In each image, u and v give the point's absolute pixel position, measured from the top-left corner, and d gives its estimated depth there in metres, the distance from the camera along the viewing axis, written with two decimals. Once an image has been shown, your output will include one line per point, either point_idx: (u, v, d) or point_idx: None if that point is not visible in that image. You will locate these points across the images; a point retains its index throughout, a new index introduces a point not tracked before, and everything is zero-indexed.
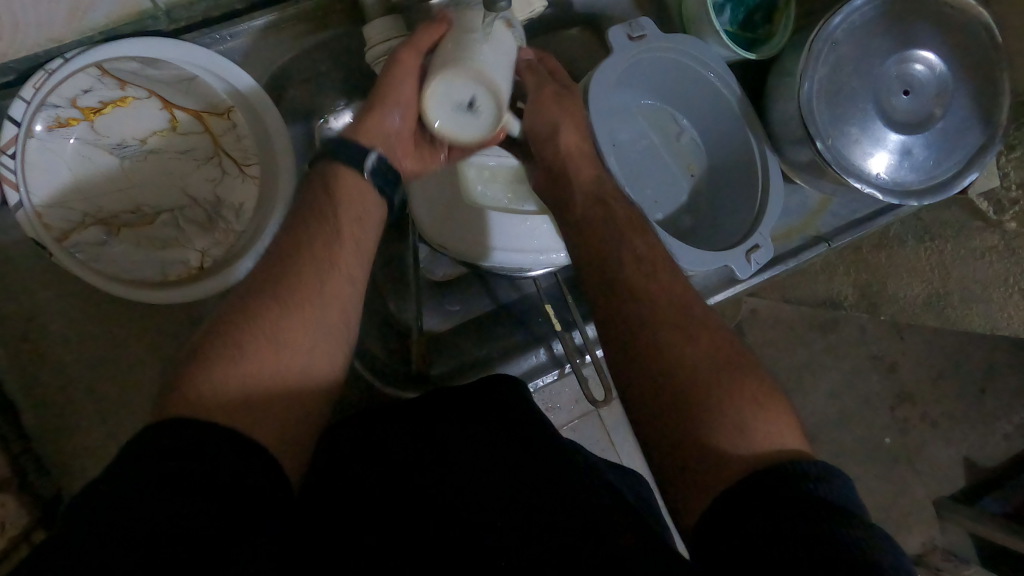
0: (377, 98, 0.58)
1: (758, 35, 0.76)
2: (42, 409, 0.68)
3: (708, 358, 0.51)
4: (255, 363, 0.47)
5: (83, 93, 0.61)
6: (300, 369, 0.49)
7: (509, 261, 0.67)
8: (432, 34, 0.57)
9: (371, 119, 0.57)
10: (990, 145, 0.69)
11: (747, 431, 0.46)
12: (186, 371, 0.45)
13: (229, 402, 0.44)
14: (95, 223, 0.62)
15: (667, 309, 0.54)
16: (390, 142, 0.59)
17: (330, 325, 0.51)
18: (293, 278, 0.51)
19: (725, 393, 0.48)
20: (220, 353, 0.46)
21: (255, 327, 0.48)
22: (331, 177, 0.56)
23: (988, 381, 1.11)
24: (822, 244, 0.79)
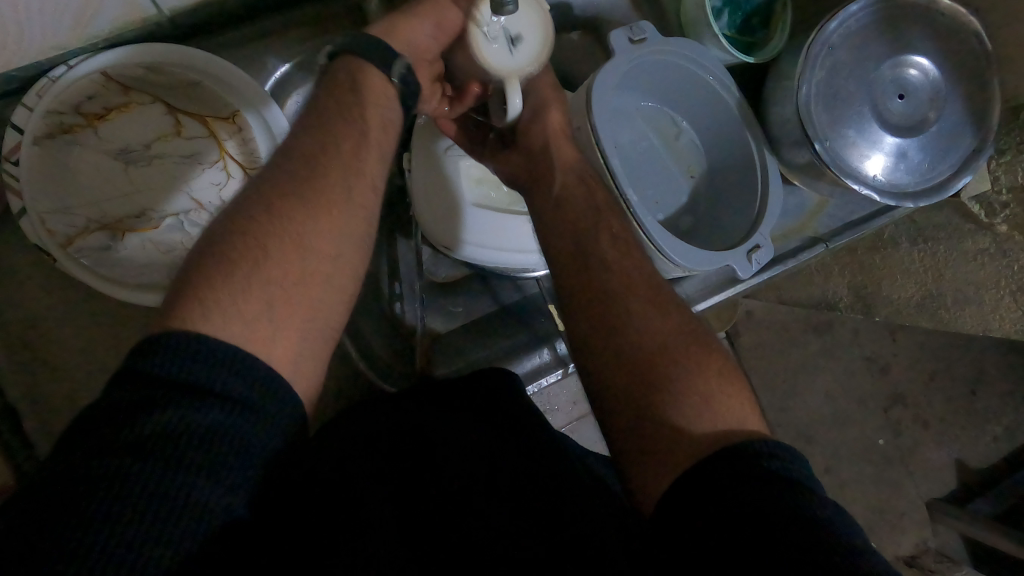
0: (417, 10, 0.58)
1: (756, 39, 0.78)
2: (48, 413, 0.68)
3: (671, 342, 0.51)
4: (280, 266, 0.45)
5: (88, 99, 0.61)
6: (325, 280, 0.47)
7: (478, 257, 0.69)
8: None
9: (404, 26, 0.57)
10: (982, 148, 0.71)
11: (716, 414, 0.46)
12: (206, 266, 0.43)
13: (251, 302, 0.42)
14: (98, 228, 0.62)
15: (642, 298, 0.54)
16: (414, 54, 0.58)
17: (355, 237, 0.50)
18: (318, 184, 0.48)
19: (715, 384, 0.49)
20: (243, 255, 0.44)
21: (277, 232, 0.46)
22: (359, 75, 0.54)
23: (979, 383, 1.13)
24: (820, 244, 0.81)
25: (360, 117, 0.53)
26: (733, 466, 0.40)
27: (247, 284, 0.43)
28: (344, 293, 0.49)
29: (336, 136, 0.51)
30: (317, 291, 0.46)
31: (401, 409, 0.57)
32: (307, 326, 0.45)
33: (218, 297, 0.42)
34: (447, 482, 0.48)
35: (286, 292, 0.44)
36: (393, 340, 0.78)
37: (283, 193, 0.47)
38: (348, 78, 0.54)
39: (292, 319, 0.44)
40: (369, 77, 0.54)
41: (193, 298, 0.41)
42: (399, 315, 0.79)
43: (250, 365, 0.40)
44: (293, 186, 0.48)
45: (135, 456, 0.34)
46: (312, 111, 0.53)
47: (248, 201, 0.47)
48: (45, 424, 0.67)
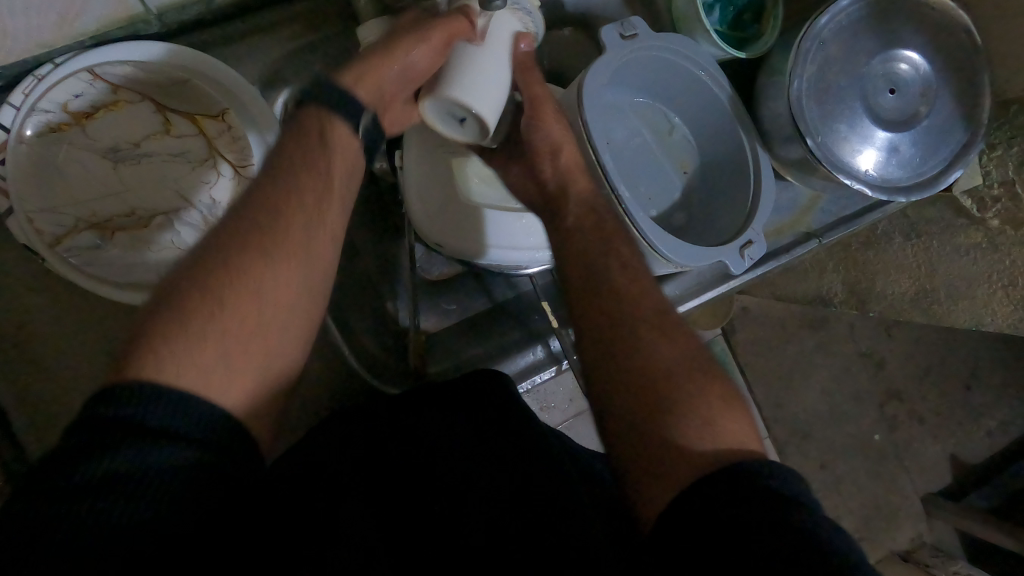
0: (383, 53, 0.55)
1: (747, 34, 0.78)
2: (36, 415, 0.66)
3: (673, 365, 0.50)
4: (234, 317, 0.44)
5: (75, 97, 0.61)
6: (280, 329, 0.47)
7: (504, 259, 0.67)
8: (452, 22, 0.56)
9: (373, 75, 0.55)
10: (973, 142, 0.71)
11: (715, 427, 0.47)
12: (161, 317, 0.43)
13: (204, 360, 0.42)
14: (88, 227, 0.62)
15: (636, 301, 0.55)
16: (382, 99, 0.56)
17: (313, 282, 0.49)
18: (276, 233, 0.48)
19: (716, 407, 0.48)
20: (195, 308, 0.44)
21: (234, 281, 0.45)
22: (327, 125, 0.52)
23: (974, 377, 1.13)
24: (813, 240, 0.81)
25: (325, 161, 0.51)
26: (733, 489, 0.40)
27: (199, 335, 0.43)
28: (299, 338, 0.48)
29: (295, 180, 0.50)
30: (272, 340, 0.46)
31: (375, 410, 0.58)
32: (260, 380, 0.45)
33: (167, 347, 0.42)
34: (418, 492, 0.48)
35: (239, 344, 0.44)
36: (387, 338, 0.77)
37: (239, 238, 0.47)
38: (313, 128, 0.52)
39: (245, 368, 0.44)
40: (336, 131, 0.53)
41: (147, 346, 0.42)
42: (392, 313, 0.78)
43: (197, 418, 0.40)
44: (248, 232, 0.47)
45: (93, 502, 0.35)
46: (276, 154, 0.52)
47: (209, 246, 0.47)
48: (33, 427, 0.66)
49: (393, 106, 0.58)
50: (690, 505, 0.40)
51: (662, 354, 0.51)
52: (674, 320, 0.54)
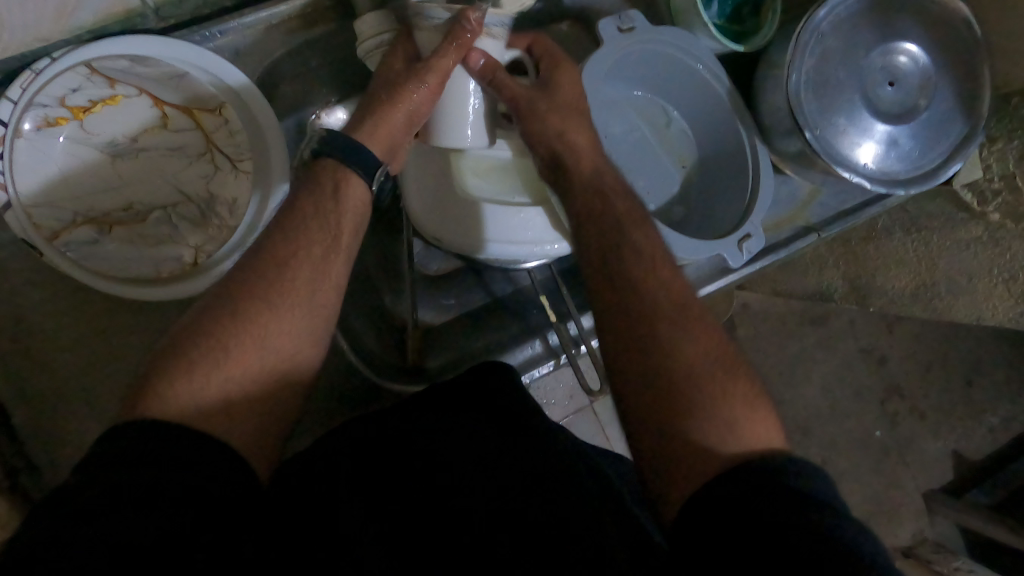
0: (389, 104, 0.59)
1: (746, 28, 0.77)
2: (36, 411, 0.66)
3: (701, 363, 0.51)
4: (242, 360, 0.48)
5: (72, 92, 0.60)
6: (281, 373, 0.50)
7: (503, 253, 0.67)
8: (449, 56, 0.58)
9: (384, 130, 0.60)
10: (973, 135, 0.70)
11: (733, 427, 0.47)
12: (175, 360, 0.47)
13: (213, 401, 0.46)
14: (86, 222, 0.61)
15: (643, 294, 0.55)
16: (394, 151, 0.61)
17: (315, 330, 0.52)
18: (285, 282, 0.51)
19: (739, 408, 0.48)
20: (205, 351, 0.47)
21: (243, 327, 0.49)
22: (342, 177, 0.57)
23: (975, 373, 1.13)
24: (812, 234, 0.80)
25: (336, 216, 0.55)
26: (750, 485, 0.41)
27: (207, 379, 0.46)
28: (298, 383, 0.51)
29: (300, 232, 0.54)
30: (271, 381, 0.49)
31: (361, 420, 0.55)
32: (265, 424, 0.48)
33: (180, 384, 0.45)
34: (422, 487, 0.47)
35: (242, 388, 0.47)
36: (386, 334, 0.77)
37: (246, 285, 0.50)
38: (331, 180, 0.56)
39: (250, 408, 0.47)
40: (352, 184, 0.57)
41: (161, 388, 0.45)
42: (390, 309, 0.78)
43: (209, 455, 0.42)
44: (255, 283, 0.51)
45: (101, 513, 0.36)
46: (289, 207, 0.56)
47: (223, 294, 0.51)
48: (33, 423, 0.66)
49: (399, 151, 0.62)
50: (710, 503, 0.42)
51: (695, 353, 0.51)
52: (702, 314, 0.54)
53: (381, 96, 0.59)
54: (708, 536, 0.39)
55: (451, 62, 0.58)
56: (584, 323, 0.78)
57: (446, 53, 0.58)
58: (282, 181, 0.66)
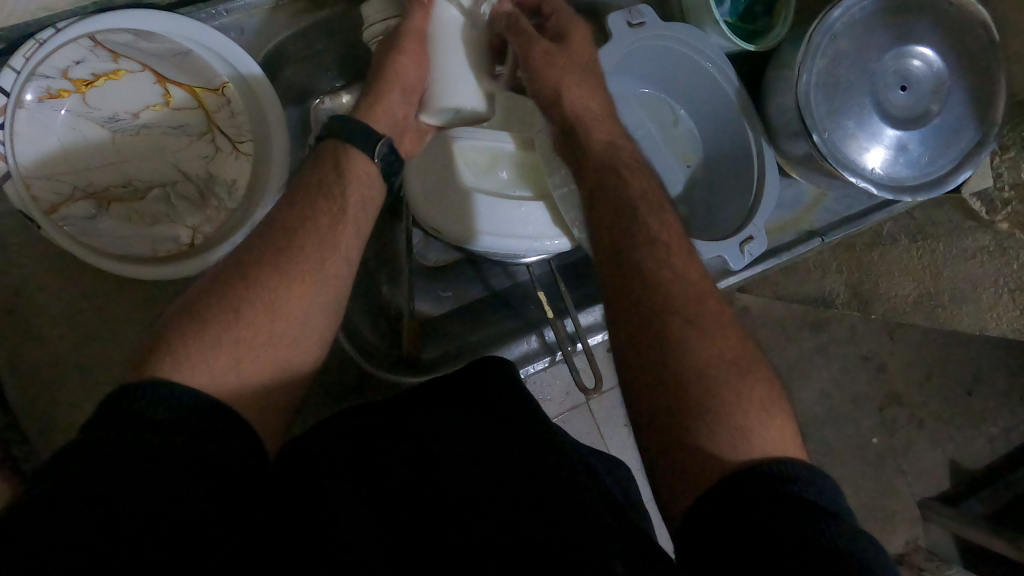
0: (382, 83, 0.62)
1: (758, 27, 0.76)
2: (32, 385, 0.66)
3: (715, 362, 0.50)
4: (251, 326, 0.48)
5: (75, 64, 0.60)
6: (290, 343, 0.51)
7: (501, 247, 0.66)
8: (422, 17, 0.62)
9: (382, 105, 0.62)
10: (985, 143, 0.69)
11: (722, 425, 0.47)
12: (184, 325, 0.47)
13: (220, 368, 0.46)
14: (85, 197, 0.61)
15: (637, 286, 0.54)
16: (397, 128, 0.63)
17: (326, 302, 0.53)
18: (295, 250, 0.52)
19: (745, 408, 0.48)
20: (214, 315, 0.48)
21: (253, 292, 0.49)
22: (342, 155, 0.57)
23: (976, 383, 1.12)
24: (815, 239, 0.80)
25: (341, 190, 0.56)
26: (755, 492, 0.41)
27: (218, 347, 0.47)
28: (304, 356, 0.52)
29: (310, 206, 0.54)
30: (281, 352, 0.50)
31: (363, 407, 0.55)
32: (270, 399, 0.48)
33: (187, 346, 0.46)
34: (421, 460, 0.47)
35: (252, 358, 0.48)
36: (383, 324, 0.77)
37: (258, 258, 0.51)
38: (330, 157, 0.57)
39: (256, 372, 0.48)
40: (353, 161, 0.57)
41: (167, 351, 0.45)
42: (388, 298, 0.78)
43: (208, 424, 0.43)
44: (267, 253, 0.51)
45: (99, 468, 0.36)
46: (297, 181, 0.56)
47: (235, 264, 0.51)
48: (27, 397, 0.66)
49: (410, 124, 0.64)
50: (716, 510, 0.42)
51: (704, 350, 0.51)
52: (719, 307, 0.54)
53: (374, 75, 0.62)
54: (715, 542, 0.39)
55: (423, 20, 0.62)
56: (581, 321, 0.78)
57: (417, 15, 0.62)
58: (283, 165, 0.65)
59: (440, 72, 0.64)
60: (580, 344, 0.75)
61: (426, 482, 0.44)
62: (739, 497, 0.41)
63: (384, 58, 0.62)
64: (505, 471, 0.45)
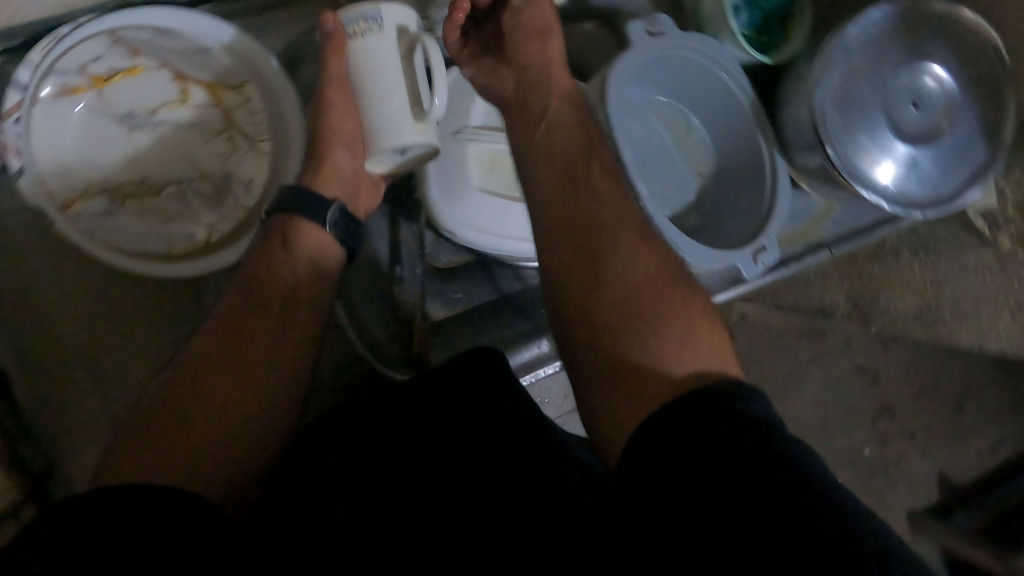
0: (322, 148, 0.62)
1: (773, 40, 0.77)
2: (37, 378, 0.66)
3: (644, 286, 0.54)
4: (207, 410, 0.51)
5: (93, 60, 0.59)
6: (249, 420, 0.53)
7: (513, 249, 0.70)
8: (338, 62, 0.59)
9: (328, 167, 0.62)
10: (993, 162, 0.70)
11: (672, 351, 0.50)
12: (146, 421, 0.50)
13: (176, 456, 0.48)
14: (99, 193, 0.60)
15: (601, 219, 0.57)
16: (347, 184, 0.63)
17: (281, 375, 0.55)
18: (246, 330, 0.55)
19: (688, 330, 0.51)
20: (171, 409, 0.51)
21: (208, 380, 0.53)
22: (289, 227, 0.59)
23: (967, 397, 1.13)
24: (824, 250, 0.81)
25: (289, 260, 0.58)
26: (722, 430, 0.42)
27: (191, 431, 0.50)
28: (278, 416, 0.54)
29: (267, 280, 0.57)
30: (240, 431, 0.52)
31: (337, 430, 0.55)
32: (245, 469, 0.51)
33: (149, 441, 0.49)
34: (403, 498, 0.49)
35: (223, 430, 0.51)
36: (394, 324, 0.77)
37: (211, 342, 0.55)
38: (279, 233, 0.59)
39: (213, 454, 0.50)
40: (303, 232, 0.59)
41: (129, 449, 0.49)
42: (399, 298, 0.77)
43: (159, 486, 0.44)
44: (220, 335, 0.55)
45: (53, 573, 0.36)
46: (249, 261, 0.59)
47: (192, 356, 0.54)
48: (33, 390, 0.65)
49: (362, 176, 0.64)
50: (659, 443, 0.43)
51: (634, 275, 0.54)
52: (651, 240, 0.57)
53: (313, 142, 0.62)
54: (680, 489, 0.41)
55: (340, 66, 0.59)
56: None
57: (332, 61, 0.59)
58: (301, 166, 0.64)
59: (374, 114, 0.59)
60: None
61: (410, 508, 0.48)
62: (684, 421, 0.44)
63: (320, 115, 0.61)
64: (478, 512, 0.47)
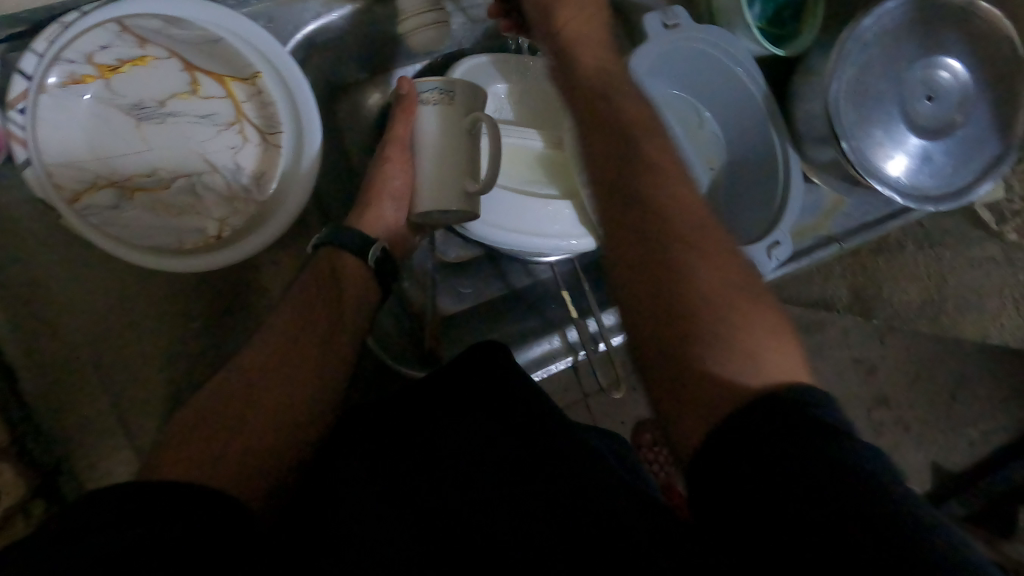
0: (370, 196, 0.67)
1: (786, 32, 0.77)
2: (40, 372, 0.64)
3: (719, 295, 0.46)
4: (252, 413, 0.53)
5: (101, 49, 0.58)
6: (283, 423, 0.53)
7: (529, 245, 0.67)
8: (404, 123, 0.64)
9: (372, 214, 0.67)
10: (1006, 155, 0.70)
11: (758, 361, 0.43)
12: (187, 425, 0.51)
13: (211, 455, 0.49)
14: (107, 186, 0.59)
15: (673, 217, 0.50)
16: (388, 233, 0.69)
17: (318, 386, 0.57)
18: (293, 339, 0.58)
19: (774, 344, 0.45)
20: (218, 412, 0.52)
21: (257, 386, 0.55)
22: (336, 261, 0.64)
23: (960, 388, 1.11)
24: (834, 244, 0.81)
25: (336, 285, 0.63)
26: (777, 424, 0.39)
27: (218, 448, 0.50)
28: (305, 418, 0.55)
29: (315, 309, 0.61)
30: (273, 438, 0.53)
31: (360, 420, 0.55)
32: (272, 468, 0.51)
33: (193, 439, 0.50)
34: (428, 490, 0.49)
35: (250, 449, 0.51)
36: (405, 321, 0.77)
37: (259, 354, 0.57)
38: (325, 262, 0.64)
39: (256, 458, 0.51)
40: (346, 263, 0.64)
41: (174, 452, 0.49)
42: (409, 295, 0.78)
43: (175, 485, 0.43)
44: (267, 348, 0.57)
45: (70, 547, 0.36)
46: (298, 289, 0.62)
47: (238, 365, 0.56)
48: (35, 385, 0.64)
49: (402, 229, 0.70)
50: (723, 450, 0.40)
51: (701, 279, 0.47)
52: (718, 242, 0.50)
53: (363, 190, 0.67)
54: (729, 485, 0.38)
55: (405, 126, 0.64)
56: (605, 322, 0.77)
57: (401, 122, 0.64)
58: (313, 161, 0.63)
59: (421, 173, 0.64)
60: (606, 344, 0.74)
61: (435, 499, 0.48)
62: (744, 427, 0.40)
63: (376, 170, 0.67)
64: (510, 495, 0.48)
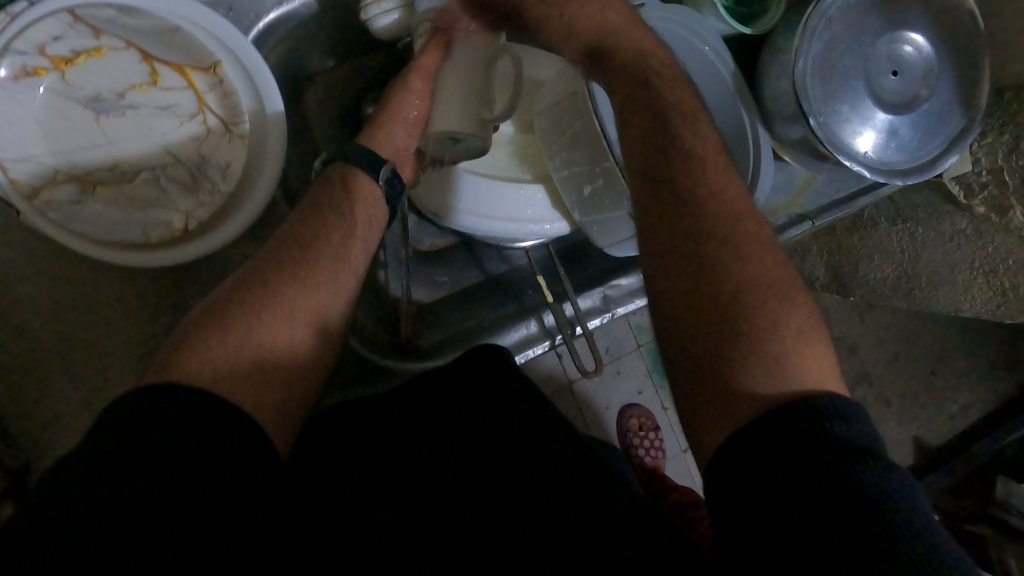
0: (385, 118, 0.64)
1: (753, 10, 0.77)
2: (11, 374, 0.64)
3: (759, 292, 0.48)
4: (268, 331, 0.52)
5: (53, 40, 0.57)
6: (282, 359, 0.53)
7: (501, 229, 0.67)
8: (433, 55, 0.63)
9: (383, 133, 0.63)
10: (970, 128, 0.72)
11: (797, 364, 0.45)
12: (186, 340, 0.50)
13: (223, 373, 0.48)
14: (68, 179, 0.58)
15: (718, 208, 0.51)
16: (399, 156, 0.65)
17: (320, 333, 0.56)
18: (306, 265, 0.56)
19: (808, 345, 0.46)
20: (236, 317, 0.52)
21: (269, 297, 0.53)
22: (348, 176, 0.61)
23: (939, 361, 1.13)
24: (808, 221, 0.81)
25: (351, 210, 0.60)
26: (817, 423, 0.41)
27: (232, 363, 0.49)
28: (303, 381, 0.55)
29: (314, 249, 0.57)
30: (281, 371, 0.52)
31: (365, 412, 0.56)
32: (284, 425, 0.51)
33: (206, 344, 0.49)
34: (434, 478, 0.50)
35: (265, 413, 0.49)
36: (381, 311, 0.75)
37: (275, 269, 0.55)
38: (337, 178, 0.61)
39: (270, 388, 0.51)
40: (358, 180, 0.61)
41: (178, 360, 0.48)
42: (384, 282, 0.75)
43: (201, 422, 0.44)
44: (283, 264, 0.56)
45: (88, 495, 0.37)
46: (310, 206, 0.60)
47: (242, 285, 0.54)
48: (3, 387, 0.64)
49: (411, 157, 0.66)
50: (757, 449, 0.40)
51: (747, 284, 0.48)
52: (767, 241, 0.51)
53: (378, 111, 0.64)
54: (780, 449, 0.40)
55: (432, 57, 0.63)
56: (582, 305, 0.77)
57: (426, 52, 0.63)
58: (280, 152, 0.63)
59: (444, 94, 0.62)
60: (583, 327, 0.74)
61: (442, 489, 0.50)
62: (788, 436, 0.40)
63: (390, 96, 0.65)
64: (515, 488, 0.50)
